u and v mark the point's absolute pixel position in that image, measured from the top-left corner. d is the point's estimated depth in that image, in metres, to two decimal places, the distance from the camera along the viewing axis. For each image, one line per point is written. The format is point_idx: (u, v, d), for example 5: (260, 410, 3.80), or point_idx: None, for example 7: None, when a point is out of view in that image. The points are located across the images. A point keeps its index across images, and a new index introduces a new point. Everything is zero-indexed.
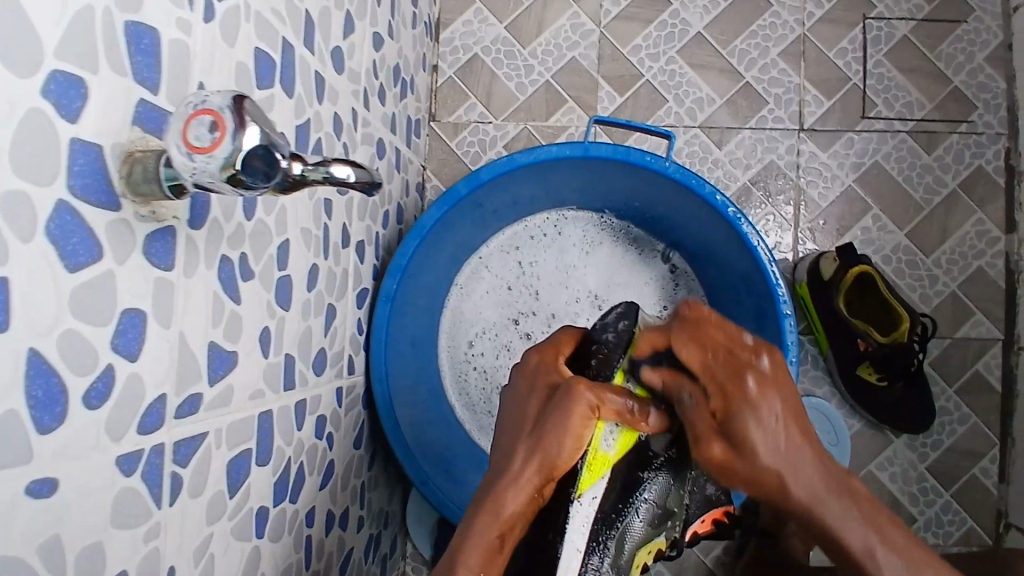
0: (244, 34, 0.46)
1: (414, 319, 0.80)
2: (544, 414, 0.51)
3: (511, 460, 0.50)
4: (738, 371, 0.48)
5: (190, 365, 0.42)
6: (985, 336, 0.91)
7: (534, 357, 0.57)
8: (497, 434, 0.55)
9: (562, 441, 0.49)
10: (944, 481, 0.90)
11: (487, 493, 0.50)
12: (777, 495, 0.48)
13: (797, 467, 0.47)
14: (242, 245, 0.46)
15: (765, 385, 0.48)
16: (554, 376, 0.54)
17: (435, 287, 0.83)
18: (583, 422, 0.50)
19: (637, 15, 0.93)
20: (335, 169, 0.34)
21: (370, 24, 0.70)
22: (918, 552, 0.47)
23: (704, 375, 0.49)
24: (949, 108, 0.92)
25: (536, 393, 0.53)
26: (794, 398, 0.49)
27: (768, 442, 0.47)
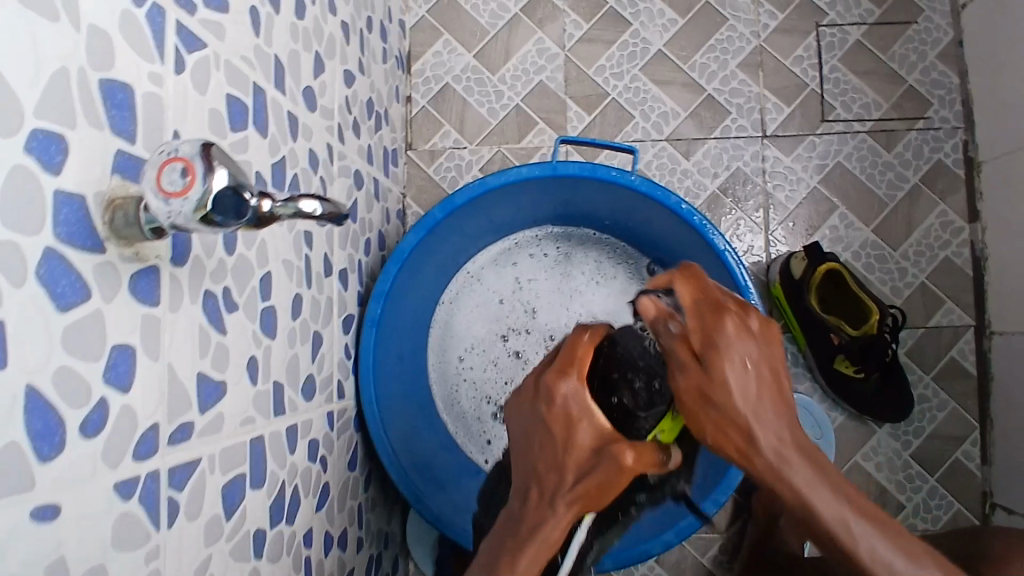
0: (215, 82, 0.49)
1: (402, 334, 0.82)
2: (584, 460, 0.52)
3: (554, 507, 0.51)
4: (719, 311, 0.50)
5: (180, 395, 0.44)
6: (956, 323, 0.94)
7: (557, 387, 0.55)
8: (528, 457, 0.54)
9: (600, 487, 0.52)
10: (929, 467, 0.92)
11: (531, 535, 0.50)
12: (743, 449, 0.48)
13: (762, 417, 0.48)
14: (225, 279, 0.49)
15: (743, 329, 0.49)
16: (586, 430, 0.53)
17: (422, 303, 0.86)
18: (616, 477, 0.52)
19: (599, 37, 0.97)
20: (304, 204, 0.37)
21: (341, 62, 0.73)
22: (903, 538, 0.47)
23: (691, 309, 0.51)
24: (905, 106, 0.96)
25: (573, 440, 0.53)
26: (777, 358, 0.50)
27: (744, 385, 0.48)
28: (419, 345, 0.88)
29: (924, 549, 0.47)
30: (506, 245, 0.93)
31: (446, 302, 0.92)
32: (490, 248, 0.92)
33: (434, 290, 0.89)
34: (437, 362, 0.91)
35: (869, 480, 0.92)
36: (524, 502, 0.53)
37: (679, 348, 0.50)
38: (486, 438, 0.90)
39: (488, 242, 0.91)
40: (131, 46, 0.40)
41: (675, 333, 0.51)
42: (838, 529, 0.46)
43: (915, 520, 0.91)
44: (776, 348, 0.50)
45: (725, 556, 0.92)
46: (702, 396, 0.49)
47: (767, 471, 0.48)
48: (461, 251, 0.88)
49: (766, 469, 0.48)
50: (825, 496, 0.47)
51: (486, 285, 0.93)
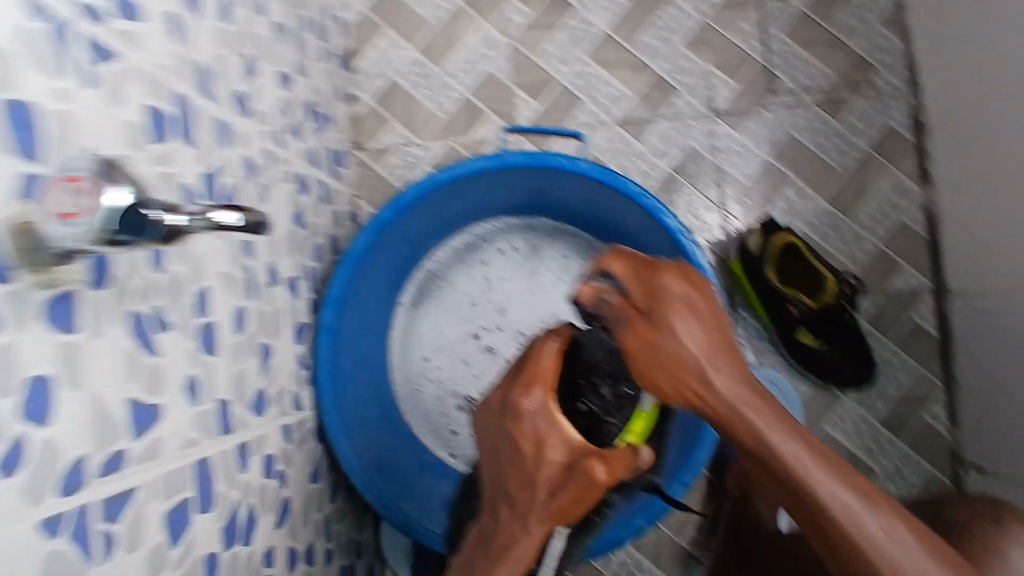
0: (131, 94, 0.47)
1: (360, 334, 0.81)
2: (555, 482, 0.54)
3: (527, 526, 0.55)
4: (659, 270, 0.57)
5: (110, 423, 0.43)
6: (915, 287, 0.94)
7: (523, 405, 0.56)
8: (499, 475, 0.57)
9: (573, 504, 0.55)
10: (897, 431, 0.93)
11: (506, 552, 0.55)
12: (702, 394, 0.55)
13: (715, 362, 0.55)
14: (154, 298, 0.47)
15: (684, 281, 0.57)
16: (553, 448, 0.54)
17: (381, 301, 0.84)
18: (587, 494, 0.55)
19: (544, 23, 0.96)
20: (220, 215, 0.35)
21: (275, 65, 0.71)
22: (833, 456, 0.55)
23: (632, 278, 0.58)
24: (852, 74, 0.96)
25: (542, 457, 0.54)
26: (716, 311, 0.57)
27: (692, 334, 0.55)
28: (379, 344, 0.87)
29: (849, 465, 0.55)
30: (476, 239, 0.92)
31: (411, 296, 0.91)
32: (457, 242, 0.91)
33: (394, 286, 0.87)
34: (401, 358, 0.89)
35: (838, 449, 0.93)
36: (496, 518, 0.56)
37: (624, 316, 0.57)
38: (449, 431, 0.88)
39: (449, 232, 0.90)
40: (31, 63, 0.38)
41: (617, 303, 0.58)
42: (789, 458, 0.53)
43: (887, 485, 0.92)
44: (713, 300, 0.58)
45: (702, 535, 0.93)
46: (656, 354, 0.55)
47: (728, 415, 0.54)
48: (419, 245, 0.86)
49: (728, 414, 0.54)
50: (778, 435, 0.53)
51: (455, 284, 0.91)
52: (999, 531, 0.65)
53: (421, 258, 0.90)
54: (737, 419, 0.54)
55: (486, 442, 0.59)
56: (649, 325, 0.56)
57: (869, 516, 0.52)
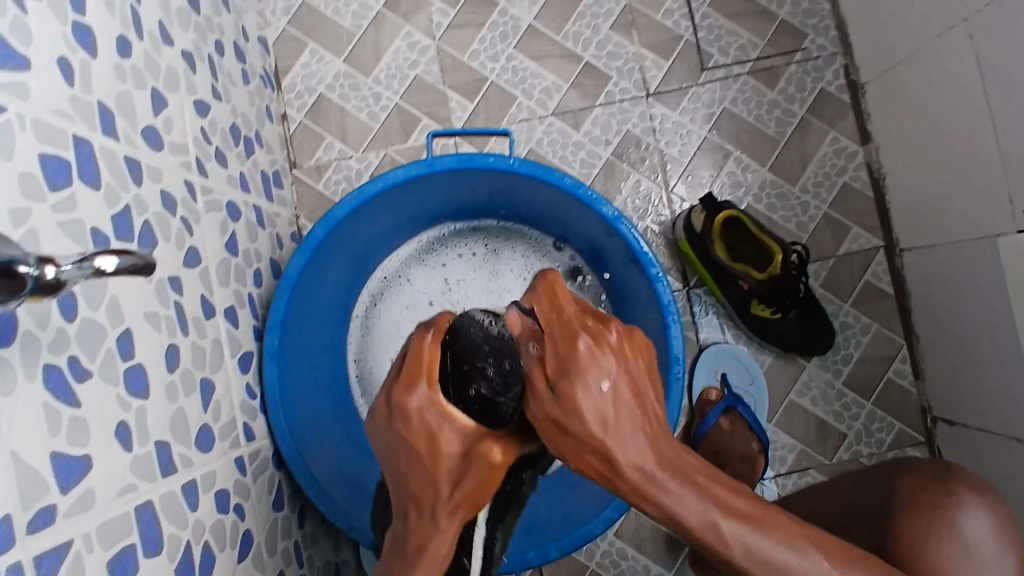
0: (22, 143, 0.45)
1: (311, 350, 0.80)
2: (457, 474, 0.54)
3: (437, 522, 0.55)
4: (574, 337, 0.46)
5: (33, 479, 0.42)
6: (866, 247, 0.95)
7: (411, 402, 0.55)
8: (401, 476, 0.56)
9: (481, 490, 0.55)
10: (863, 392, 0.94)
11: (418, 553, 0.55)
12: (607, 468, 0.47)
13: (626, 439, 0.46)
14: (69, 347, 0.46)
15: (599, 349, 0.46)
16: (448, 441, 0.54)
17: (332, 312, 0.83)
18: (492, 477, 0.55)
19: (467, 21, 0.95)
20: (99, 261, 0.34)
21: (188, 93, 0.70)
22: (757, 511, 0.50)
23: (545, 333, 0.47)
24: (781, 42, 0.96)
25: (437, 452, 0.54)
26: (635, 372, 0.47)
27: (602, 407, 0.45)
28: (336, 358, 0.86)
29: (771, 516, 0.51)
30: (432, 240, 0.91)
31: (367, 299, 0.89)
32: (414, 243, 0.90)
33: (345, 298, 0.86)
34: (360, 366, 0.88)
35: (807, 416, 0.93)
36: (406, 520, 0.56)
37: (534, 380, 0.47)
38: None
39: (398, 240, 0.88)
40: None
41: (535, 360, 0.48)
42: (701, 526, 0.48)
43: (859, 447, 0.93)
44: (637, 363, 0.48)
45: None
46: (561, 432, 0.47)
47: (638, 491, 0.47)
48: (366, 255, 0.85)
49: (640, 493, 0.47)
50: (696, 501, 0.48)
51: (415, 285, 0.90)
52: (950, 501, 0.65)
53: (372, 268, 0.89)
54: (644, 493, 0.47)
55: (380, 444, 0.57)
56: (558, 405, 0.46)
57: (789, 564, 0.50)
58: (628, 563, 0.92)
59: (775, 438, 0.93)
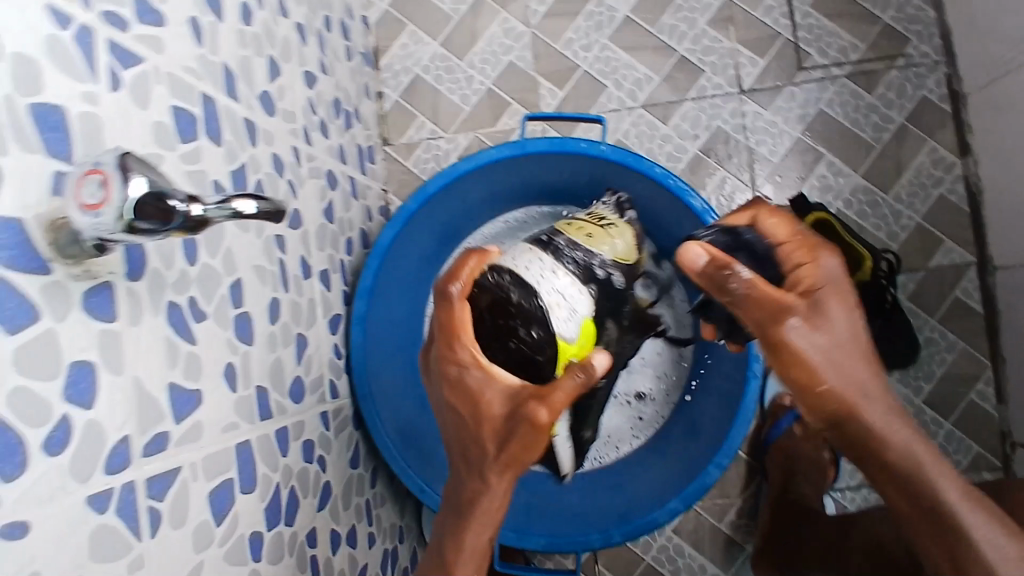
0: (157, 95, 0.48)
1: (393, 322, 0.83)
2: (501, 434, 0.56)
3: (486, 479, 0.57)
4: (819, 246, 0.59)
5: (152, 406, 0.44)
6: (958, 262, 0.91)
7: (455, 364, 0.59)
8: (451, 435, 0.60)
9: (528, 450, 0.56)
10: (943, 411, 0.90)
11: (472, 505, 0.57)
12: (849, 400, 0.56)
13: (864, 370, 0.56)
14: (190, 289, 0.49)
15: (838, 267, 0.58)
16: (490, 401, 0.57)
17: (413, 285, 0.86)
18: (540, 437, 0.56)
19: (564, 10, 0.96)
20: (239, 204, 0.36)
21: (299, 65, 0.73)
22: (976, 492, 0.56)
23: (796, 245, 0.59)
24: (883, 45, 0.93)
25: (483, 413, 0.57)
26: (859, 310, 0.58)
27: (845, 324, 0.56)
28: (415, 329, 0.88)
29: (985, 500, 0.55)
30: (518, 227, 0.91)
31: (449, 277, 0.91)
32: (501, 226, 0.91)
33: (428, 270, 0.88)
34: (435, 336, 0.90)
35: None
36: (460, 474, 0.59)
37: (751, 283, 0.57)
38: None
39: (483, 219, 0.90)
40: (58, 68, 0.39)
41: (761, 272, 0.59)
42: (933, 480, 0.55)
43: None
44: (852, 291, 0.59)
45: (744, 519, 0.91)
46: (791, 330, 0.55)
47: (846, 400, 0.56)
48: (451, 230, 0.87)
49: (850, 402, 0.56)
50: (885, 418, 0.56)
51: None
52: None
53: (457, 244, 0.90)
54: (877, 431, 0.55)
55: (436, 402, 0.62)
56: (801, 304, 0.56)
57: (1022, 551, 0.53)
58: (684, 560, 0.92)
59: None
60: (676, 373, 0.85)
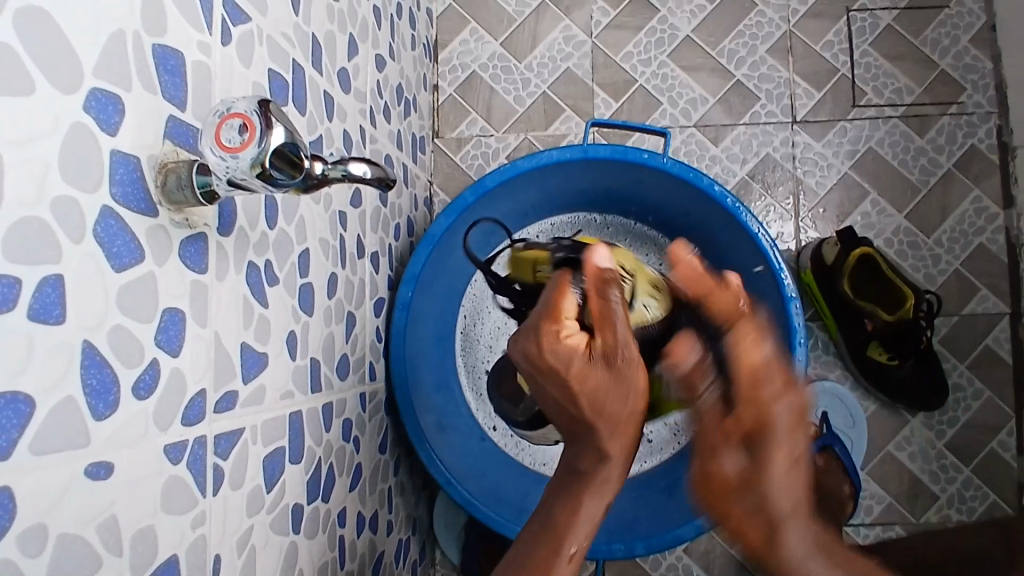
0: (259, 56, 0.48)
1: (433, 309, 0.83)
2: (598, 393, 0.53)
3: (603, 451, 0.55)
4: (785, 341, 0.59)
5: (226, 363, 0.44)
6: (992, 311, 0.92)
7: (527, 346, 0.54)
8: (553, 412, 0.56)
9: (625, 399, 0.54)
10: (963, 457, 0.91)
11: (586, 480, 0.55)
12: None
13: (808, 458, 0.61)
14: (267, 252, 0.49)
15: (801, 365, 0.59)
16: (575, 365, 0.52)
17: (457, 274, 0.86)
18: (628, 373, 0.54)
19: (627, 23, 0.97)
20: (353, 166, 0.36)
21: (373, 46, 0.73)
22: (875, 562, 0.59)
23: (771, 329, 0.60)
24: (938, 91, 0.94)
25: (576, 386, 0.53)
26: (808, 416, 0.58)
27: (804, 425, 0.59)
28: (451, 308, 0.88)
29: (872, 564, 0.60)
30: (561, 222, 0.91)
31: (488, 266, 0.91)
32: (548, 222, 0.91)
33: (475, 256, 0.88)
34: (476, 308, 0.90)
35: (902, 471, 0.91)
36: (571, 447, 0.57)
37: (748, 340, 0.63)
38: (484, 369, 0.90)
39: (533, 218, 0.90)
40: (181, 14, 0.39)
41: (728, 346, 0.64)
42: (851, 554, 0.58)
43: (949, 511, 0.90)
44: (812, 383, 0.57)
45: None
46: None
47: None
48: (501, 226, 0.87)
49: None
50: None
51: None
52: None
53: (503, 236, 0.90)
54: None
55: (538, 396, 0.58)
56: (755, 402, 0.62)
57: None
58: None
59: (865, 486, 0.91)
60: None
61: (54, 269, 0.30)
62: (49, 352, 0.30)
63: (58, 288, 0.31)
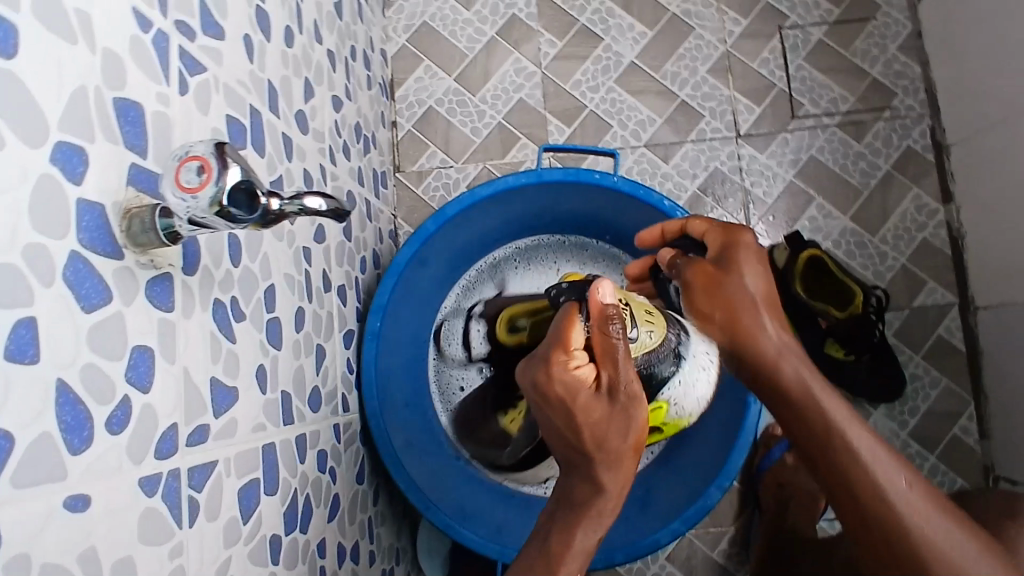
0: (216, 103, 0.51)
1: (404, 337, 0.85)
2: (598, 427, 0.52)
3: (596, 483, 0.53)
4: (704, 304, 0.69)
5: (196, 398, 0.45)
6: (941, 302, 0.96)
7: (540, 373, 0.53)
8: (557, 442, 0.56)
9: (625, 435, 0.52)
10: (927, 445, 0.94)
11: (582, 508, 0.54)
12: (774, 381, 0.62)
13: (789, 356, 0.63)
14: (232, 289, 0.51)
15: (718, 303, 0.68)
16: (578, 394, 0.52)
17: (426, 301, 0.88)
18: (630, 402, 0.52)
19: (574, 53, 1.01)
20: (309, 200, 0.38)
21: (329, 88, 0.76)
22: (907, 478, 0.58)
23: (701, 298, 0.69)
24: (871, 98, 1.00)
25: (579, 412, 0.52)
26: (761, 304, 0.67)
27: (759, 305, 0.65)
28: (423, 335, 0.90)
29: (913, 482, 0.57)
30: (526, 243, 0.95)
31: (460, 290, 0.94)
32: (514, 245, 0.95)
33: (442, 283, 0.90)
34: (447, 332, 0.93)
35: None
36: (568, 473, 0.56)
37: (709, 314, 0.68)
38: (457, 388, 0.93)
39: (497, 243, 0.93)
40: (139, 68, 0.42)
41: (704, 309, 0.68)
42: (879, 480, 0.57)
43: None
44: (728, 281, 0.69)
45: (735, 549, 0.93)
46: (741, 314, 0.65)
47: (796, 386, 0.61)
48: (465, 252, 0.89)
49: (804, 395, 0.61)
50: (841, 427, 0.59)
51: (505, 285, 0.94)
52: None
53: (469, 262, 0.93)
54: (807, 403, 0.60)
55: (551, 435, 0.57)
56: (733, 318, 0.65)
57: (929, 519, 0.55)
58: None
59: None
60: None
61: (28, 312, 0.32)
62: (25, 390, 0.31)
63: (32, 329, 0.32)
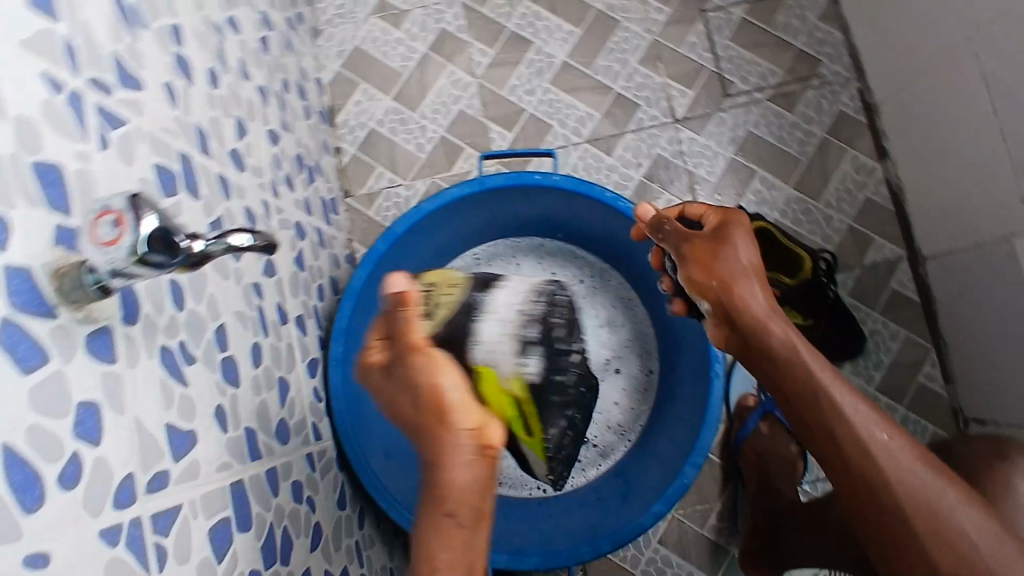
0: (141, 154, 0.52)
1: None
2: (400, 396, 0.51)
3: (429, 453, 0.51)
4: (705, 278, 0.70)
5: (151, 446, 0.46)
6: (890, 257, 0.99)
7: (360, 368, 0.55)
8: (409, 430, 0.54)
9: (422, 395, 0.50)
10: (895, 396, 0.96)
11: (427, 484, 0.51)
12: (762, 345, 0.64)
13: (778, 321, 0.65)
14: (179, 334, 0.51)
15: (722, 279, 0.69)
16: (378, 375, 0.53)
17: None
18: (413, 362, 0.50)
19: (506, 59, 1.03)
20: (233, 238, 0.39)
21: (263, 123, 0.77)
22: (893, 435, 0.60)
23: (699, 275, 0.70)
24: (798, 68, 1.02)
25: (387, 392, 0.52)
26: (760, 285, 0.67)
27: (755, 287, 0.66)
28: None
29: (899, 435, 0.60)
30: (484, 249, 0.95)
31: None
32: (473, 253, 0.95)
33: None
34: None
35: None
36: None
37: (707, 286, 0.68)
38: None
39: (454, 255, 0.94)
40: (55, 130, 0.42)
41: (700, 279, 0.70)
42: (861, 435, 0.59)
43: None
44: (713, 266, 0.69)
45: (725, 523, 0.94)
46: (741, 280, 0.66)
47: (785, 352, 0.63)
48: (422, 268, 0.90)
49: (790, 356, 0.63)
50: (825, 385, 0.61)
51: None
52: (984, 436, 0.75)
53: None
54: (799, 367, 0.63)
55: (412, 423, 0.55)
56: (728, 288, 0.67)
57: (916, 469, 0.57)
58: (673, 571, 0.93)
59: None
60: (639, 402, 0.91)
61: None
62: None
63: None
